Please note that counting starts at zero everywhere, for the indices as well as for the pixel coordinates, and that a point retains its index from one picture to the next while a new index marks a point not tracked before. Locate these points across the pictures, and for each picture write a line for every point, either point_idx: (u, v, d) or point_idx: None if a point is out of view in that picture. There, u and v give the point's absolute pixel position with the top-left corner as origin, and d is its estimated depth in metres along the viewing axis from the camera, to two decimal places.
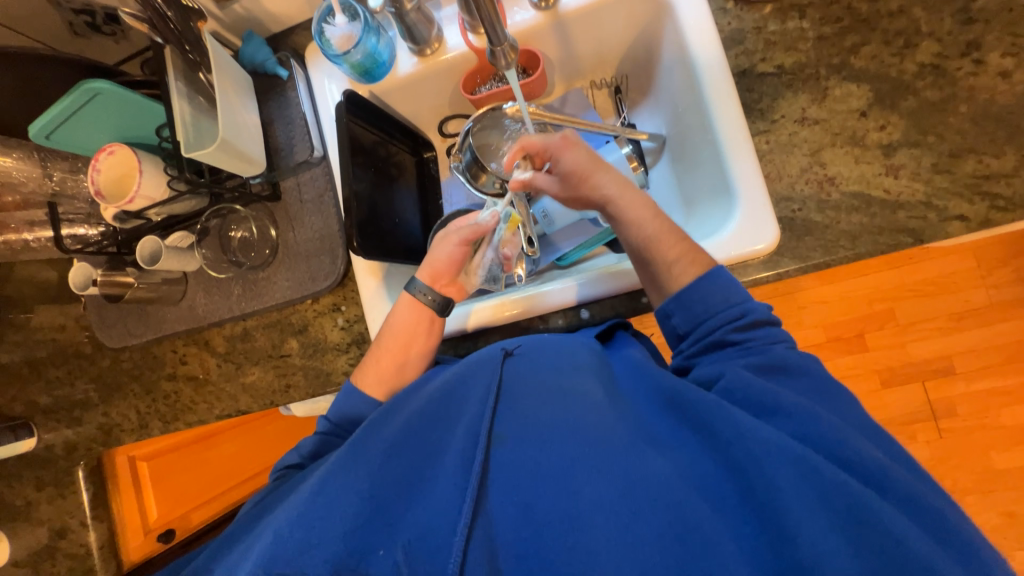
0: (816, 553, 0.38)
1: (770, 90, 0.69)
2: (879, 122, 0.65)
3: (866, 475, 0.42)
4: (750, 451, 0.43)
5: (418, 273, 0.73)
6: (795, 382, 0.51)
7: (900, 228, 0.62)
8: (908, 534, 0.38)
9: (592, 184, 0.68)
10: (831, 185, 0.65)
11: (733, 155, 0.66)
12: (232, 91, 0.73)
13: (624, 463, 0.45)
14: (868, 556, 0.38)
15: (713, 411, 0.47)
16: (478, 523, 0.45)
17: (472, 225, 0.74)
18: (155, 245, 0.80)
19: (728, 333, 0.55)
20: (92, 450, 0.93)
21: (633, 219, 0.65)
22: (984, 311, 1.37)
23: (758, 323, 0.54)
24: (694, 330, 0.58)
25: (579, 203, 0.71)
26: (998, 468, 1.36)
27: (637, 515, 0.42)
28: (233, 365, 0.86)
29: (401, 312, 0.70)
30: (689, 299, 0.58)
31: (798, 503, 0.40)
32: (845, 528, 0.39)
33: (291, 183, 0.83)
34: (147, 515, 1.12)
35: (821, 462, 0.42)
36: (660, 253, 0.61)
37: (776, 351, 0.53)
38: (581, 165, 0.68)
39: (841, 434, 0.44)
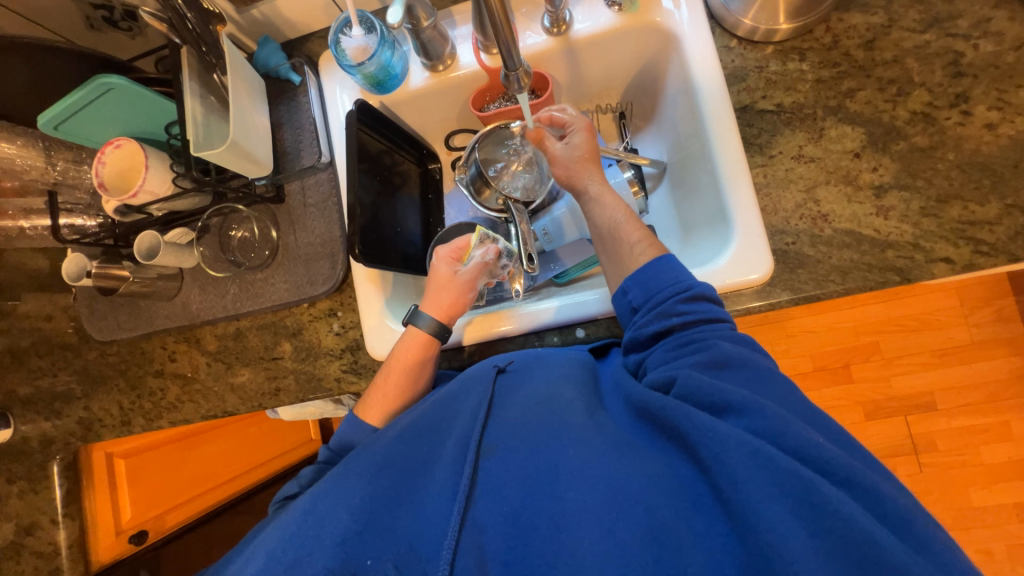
0: (783, 547, 0.37)
1: (769, 127, 0.72)
2: (872, 163, 0.67)
3: (816, 463, 0.40)
4: (716, 448, 0.41)
5: (425, 308, 0.71)
6: (740, 374, 0.48)
7: (888, 266, 0.64)
8: (856, 511, 0.37)
9: (586, 168, 0.72)
10: (824, 222, 0.67)
11: (731, 185, 0.69)
12: (245, 95, 0.74)
13: (603, 466, 0.44)
14: (822, 538, 0.37)
15: (677, 413, 0.45)
16: (466, 530, 0.45)
17: (479, 262, 0.74)
18: (153, 239, 0.80)
19: (677, 305, 0.55)
20: (70, 445, 0.91)
21: (608, 201, 0.68)
22: (965, 349, 1.41)
23: (702, 296, 0.54)
24: (647, 302, 0.57)
25: (562, 179, 0.74)
26: (975, 505, 1.38)
27: (617, 519, 0.41)
28: (222, 365, 0.86)
29: (412, 344, 0.69)
30: (644, 275, 0.58)
31: (775, 517, 0.38)
32: (801, 513, 0.38)
33: (295, 186, 0.83)
34: (120, 515, 1.06)
35: (778, 452, 0.40)
36: (625, 234, 0.64)
37: (720, 346, 0.51)
38: (585, 151, 0.72)
39: (787, 423, 0.42)
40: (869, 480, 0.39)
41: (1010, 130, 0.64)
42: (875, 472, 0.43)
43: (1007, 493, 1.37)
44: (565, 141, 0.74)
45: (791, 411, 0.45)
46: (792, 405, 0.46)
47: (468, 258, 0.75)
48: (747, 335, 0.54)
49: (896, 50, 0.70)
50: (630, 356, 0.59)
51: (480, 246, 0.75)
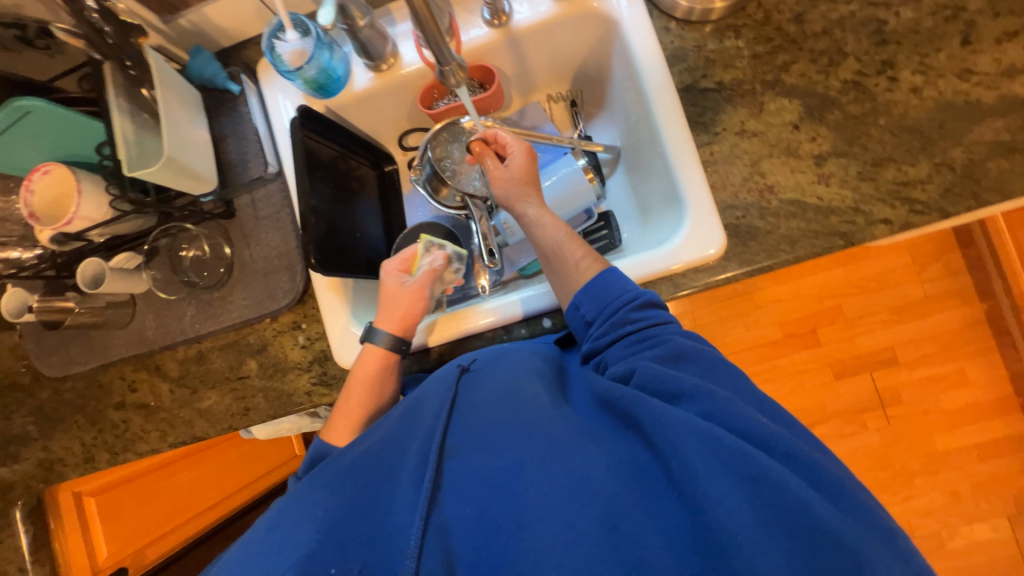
0: (725, 521, 0.38)
1: (712, 105, 0.73)
2: (810, 134, 0.70)
3: (754, 438, 0.42)
4: (669, 432, 0.43)
5: (380, 324, 0.70)
6: (693, 365, 0.50)
7: (833, 231, 0.67)
8: (794, 482, 0.39)
9: (526, 189, 0.71)
10: (771, 193, 0.69)
11: (678, 164, 0.70)
12: (178, 108, 0.71)
13: (565, 459, 0.43)
14: (763, 508, 0.38)
15: (634, 401, 0.46)
16: (429, 533, 0.42)
17: (428, 270, 0.74)
18: (98, 265, 0.77)
19: (630, 313, 0.56)
20: (31, 488, 0.87)
21: (548, 222, 0.68)
22: (920, 304, 1.48)
23: (651, 304, 0.56)
24: (600, 315, 0.57)
25: (501, 198, 0.72)
26: (940, 449, 1.46)
27: (578, 510, 0.41)
28: (187, 390, 0.83)
29: (374, 359, 0.68)
30: (593, 288, 0.58)
31: (719, 491, 0.39)
32: (741, 486, 0.39)
33: (245, 200, 0.81)
34: (96, 555, 1.02)
35: (722, 432, 0.42)
36: (568, 252, 0.64)
37: (675, 340, 0.52)
38: (525, 170, 0.72)
39: (732, 405, 0.44)
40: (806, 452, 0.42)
41: (934, 92, 0.67)
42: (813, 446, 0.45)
43: (965, 435, 1.46)
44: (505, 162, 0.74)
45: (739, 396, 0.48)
46: (739, 390, 0.48)
47: (417, 268, 0.74)
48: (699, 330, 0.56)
49: (825, 22, 0.72)
50: (588, 364, 0.60)
51: (427, 254, 0.75)
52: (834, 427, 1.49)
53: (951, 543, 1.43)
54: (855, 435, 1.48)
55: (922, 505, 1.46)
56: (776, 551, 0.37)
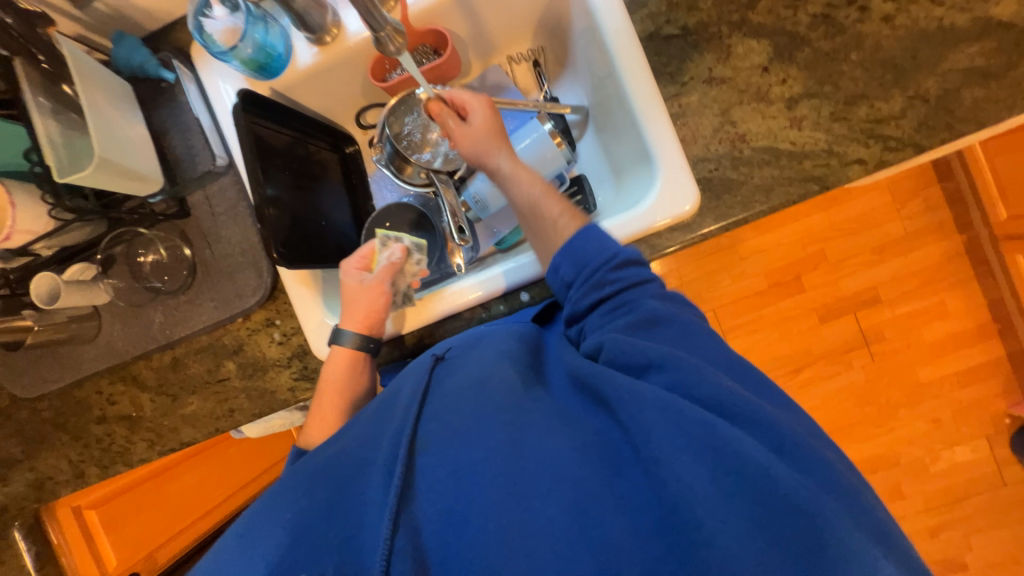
0: (688, 493, 0.39)
1: (677, 53, 0.69)
2: (780, 76, 0.67)
3: (723, 406, 0.42)
4: (633, 408, 0.43)
5: (345, 325, 0.69)
6: (666, 331, 0.50)
7: (807, 176, 0.65)
8: (751, 447, 0.40)
9: (496, 146, 0.67)
10: (743, 142, 0.67)
11: (648, 119, 0.67)
12: (106, 103, 0.66)
13: (530, 445, 0.43)
14: (725, 478, 0.39)
15: (602, 378, 0.46)
16: (399, 533, 0.41)
17: (386, 264, 0.71)
18: (51, 281, 0.73)
19: (607, 274, 0.53)
20: (25, 509, 0.86)
21: (524, 176, 0.65)
22: (901, 241, 1.49)
23: (631, 260, 0.53)
24: (579, 275, 0.54)
25: (473, 159, 0.69)
26: (922, 380, 1.51)
27: (545, 497, 0.40)
28: (168, 398, 0.81)
29: (339, 360, 0.68)
30: (573, 248, 0.55)
31: (684, 464, 0.40)
32: (706, 458, 0.40)
33: (198, 197, 0.77)
34: (107, 564, 1.04)
35: (686, 404, 0.42)
36: (545, 209, 0.62)
37: (649, 304, 0.51)
38: (490, 127, 0.68)
39: (701, 372, 0.44)
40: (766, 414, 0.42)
41: (906, 20, 0.64)
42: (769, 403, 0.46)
43: (946, 364, 1.50)
44: (467, 121, 0.70)
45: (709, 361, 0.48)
46: (707, 353, 0.48)
47: (376, 264, 0.72)
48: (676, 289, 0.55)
49: None
50: (569, 330, 0.57)
51: (385, 249, 0.73)
52: (821, 369, 1.53)
53: (935, 467, 1.50)
54: (841, 374, 1.52)
55: (907, 434, 1.52)
56: (738, 519, 0.38)
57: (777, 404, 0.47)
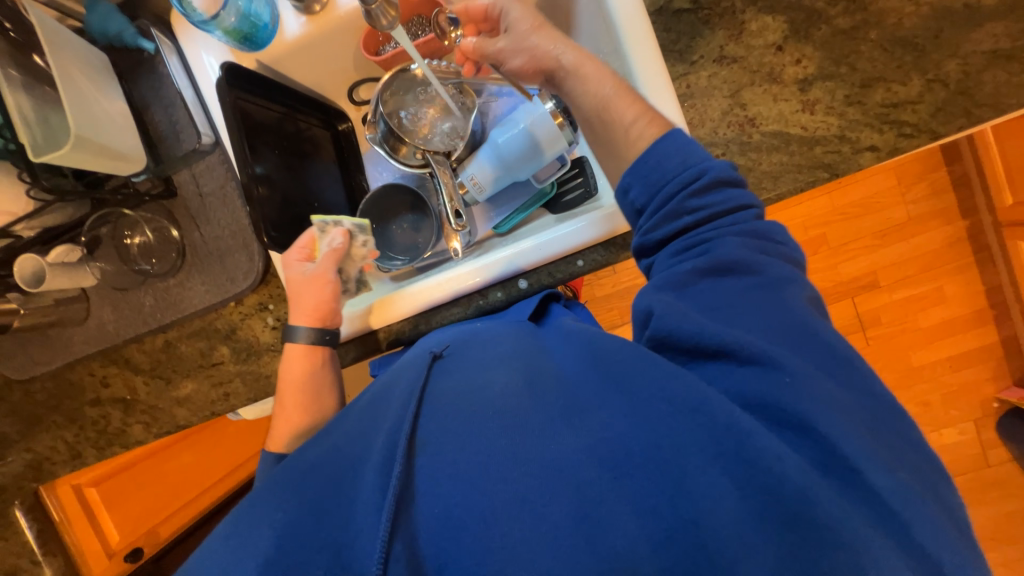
0: (702, 503, 0.37)
1: (687, 29, 0.66)
2: (795, 55, 0.63)
3: (748, 399, 0.41)
4: (661, 408, 0.41)
5: (297, 322, 0.68)
6: (744, 281, 0.45)
7: (817, 163, 0.63)
8: (788, 463, 0.37)
9: (545, 38, 0.59)
10: (752, 126, 0.64)
11: (653, 97, 0.63)
12: (81, 76, 0.62)
13: (540, 447, 0.42)
14: (750, 497, 0.37)
15: (629, 368, 0.45)
16: (398, 537, 0.40)
17: (329, 252, 0.70)
18: (35, 263, 0.70)
19: (685, 203, 0.48)
20: (25, 488, 0.87)
21: (588, 71, 0.56)
22: (904, 226, 1.47)
23: (717, 182, 0.47)
24: (652, 201, 0.50)
25: (528, 67, 0.62)
26: (915, 364, 1.52)
27: (549, 501, 0.39)
28: (162, 381, 0.81)
29: (296, 358, 0.68)
30: (644, 168, 0.50)
31: (699, 472, 0.38)
32: (727, 466, 0.38)
33: (185, 176, 0.74)
34: (108, 539, 1.08)
35: (717, 402, 0.40)
36: (617, 112, 0.54)
37: (729, 247, 0.46)
38: (531, 23, 0.61)
39: (723, 372, 0.43)
40: (822, 424, 0.38)
41: None
42: (848, 396, 0.40)
43: (940, 349, 1.51)
44: (505, 28, 0.64)
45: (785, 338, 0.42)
46: (785, 331, 0.42)
47: (318, 253, 0.70)
48: (775, 227, 0.48)
49: None
50: (640, 261, 0.54)
51: (325, 236, 0.71)
52: None
53: None
54: None
55: None
56: (752, 533, 0.36)
57: (866, 399, 0.41)
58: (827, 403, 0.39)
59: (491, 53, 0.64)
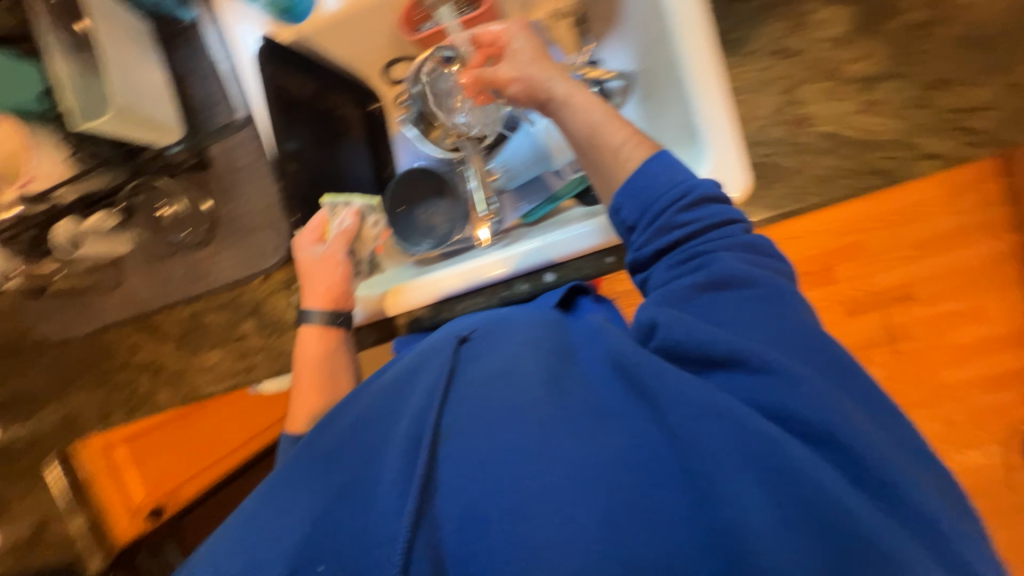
0: (744, 516, 0.35)
1: (744, 18, 0.62)
2: (858, 52, 0.60)
3: (791, 417, 0.38)
4: (684, 414, 0.39)
5: (309, 303, 0.69)
6: (743, 296, 0.44)
7: (872, 169, 0.59)
8: (827, 478, 0.35)
9: (545, 68, 0.61)
10: (804, 126, 0.61)
11: (698, 91, 0.60)
12: (122, 44, 0.62)
13: (561, 447, 0.41)
14: (791, 508, 0.35)
15: (650, 370, 0.42)
16: (420, 532, 0.41)
17: (339, 233, 0.70)
18: (72, 229, 0.71)
19: (676, 216, 0.50)
20: (57, 444, 0.90)
21: (579, 101, 0.59)
22: (948, 237, 1.40)
23: (705, 199, 0.49)
24: (643, 218, 0.52)
25: (522, 94, 0.63)
26: (944, 382, 1.47)
27: (575, 504, 0.38)
28: (189, 351, 0.82)
29: (309, 341, 0.69)
30: (635, 186, 0.52)
31: (737, 484, 0.36)
32: (771, 482, 0.35)
33: (218, 149, 0.74)
34: (131, 496, 1.12)
35: (746, 414, 0.37)
36: (607, 137, 0.56)
37: (726, 262, 0.46)
38: (534, 49, 0.63)
39: (769, 380, 0.39)
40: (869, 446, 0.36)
41: None
42: (870, 421, 0.39)
43: (972, 368, 1.46)
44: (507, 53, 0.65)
45: (801, 359, 0.41)
46: (795, 342, 0.42)
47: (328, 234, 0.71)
48: (764, 240, 0.49)
49: None
50: (634, 276, 0.55)
51: (335, 217, 0.71)
52: None
53: None
54: None
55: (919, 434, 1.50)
56: (795, 551, 0.34)
57: (889, 420, 0.40)
58: (846, 415, 0.37)
59: (489, 77, 0.65)
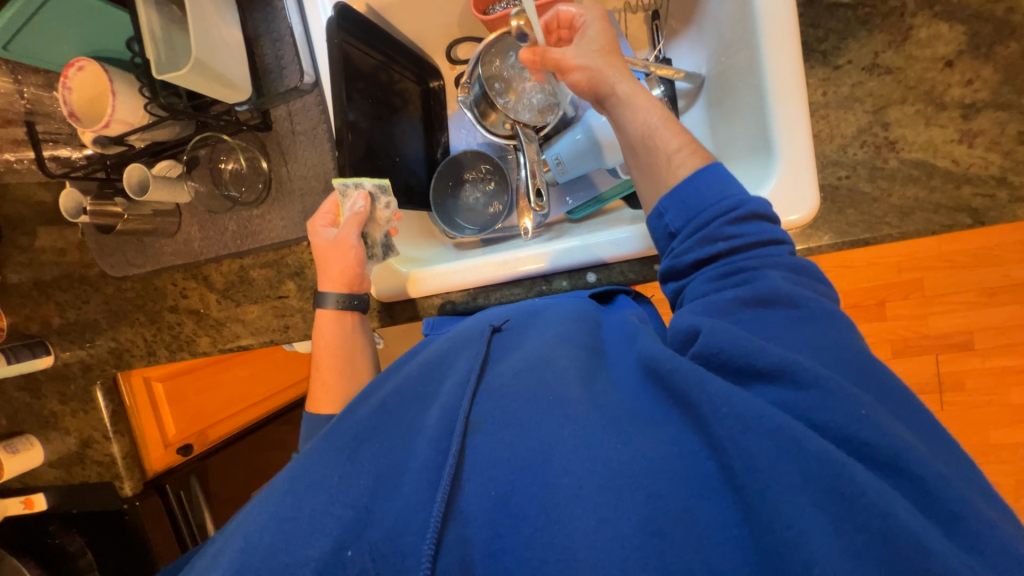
0: (802, 542, 0.32)
1: (840, 27, 0.58)
2: (966, 75, 0.54)
3: (850, 443, 0.36)
4: (732, 427, 0.36)
5: (324, 287, 0.69)
6: (786, 315, 0.43)
7: (961, 206, 0.54)
8: (894, 504, 0.33)
9: (611, 63, 0.59)
10: (891, 150, 0.56)
11: (777, 101, 0.57)
12: (207, 1, 0.64)
13: (601, 445, 0.39)
14: (848, 532, 0.33)
15: (690, 378, 0.39)
16: (450, 522, 0.40)
17: (350, 216, 0.67)
18: (142, 173, 0.75)
19: (722, 229, 0.48)
20: (107, 371, 0.97)
21: (639, 101, 0.56)
22: (1022, 288, 1.29)
23: (755, 216, 0.47)
24: (687, 226, 0.50)
25: (584, 83, 0.60)
26: (992, 442, 1.37)
27: (616, 506, 0.36)
28: (232, 303, 0.86)
29: (326, 325, 0.69)
30: (684, 193, 0.50)
31: (792, 504, 0.33)
32: (827, 505, 0.33)
33: (282, 112, 0.76)
34: (166, 429, 1.12)
35: (804, 433, 0.35)
36: (661, 141, 0.54)
37: (771, 279, 0.44)
38: (605, 41, 0.61)
39: (829, 399, 0.37)
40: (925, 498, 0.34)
41: None
42: (941, 463, 0.37)
43: None
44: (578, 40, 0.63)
45: (857, 383, 0.39)
46: (842, 362, 0.40)
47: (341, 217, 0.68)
48: (811, 263, 0.47)
49: None
50: (666, 285, 0.54)
51: (347, 200, 0.68)
52: None
53: None
54: None
55: None
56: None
57: (955, 465, 0.37)
58: (909, 446, 0.35)
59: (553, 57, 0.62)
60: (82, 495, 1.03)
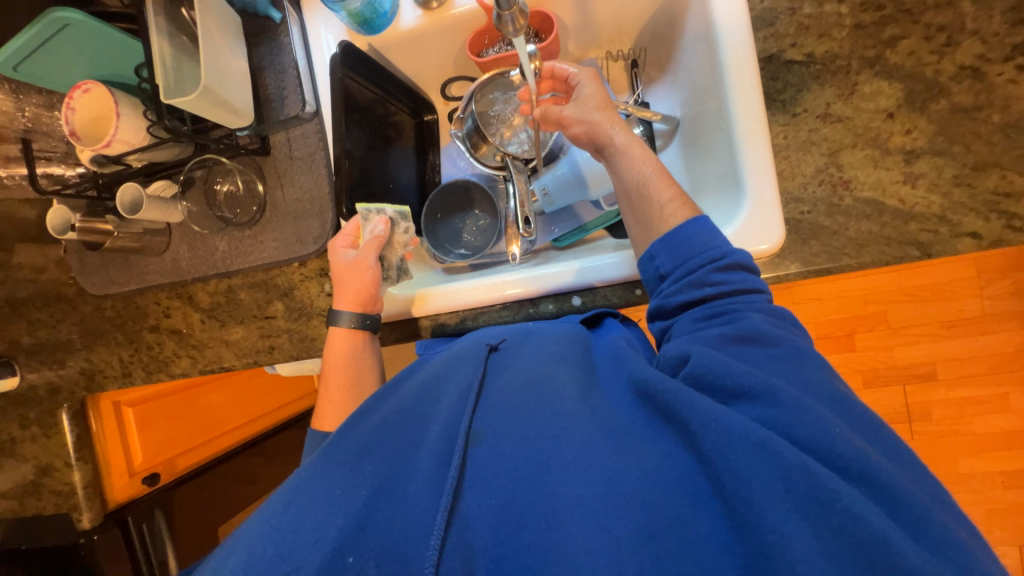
0: (785, 543, 0.34)
1: (796, 80, 0.65)
2: (905, 125, 0.61)
3: (823, 454, 0.38)
4: (718, 440, 0.38)
5: (340, 305, 0.69)
6: (766, 351, 0.46)
7: (909, 240, 0.60)
8: (865, 508, 0.34)
9: (609, 117, 0.64)
10: (846, 189, 0.62)
11: (746, 147, 0.63)
12: (217, 33, 0.68)
13: (597, 456, 0.41)
14: (825, 535, 0.34)
15: (679, 397, 0.42)
16: (451, 529, 0.40)
17: (371, 238, 0.70)
18: (135, 192, 0.76)
19: (708, 275, 0.51)
20: (75, 395, 0.93)
21: (636, 152, 0.61)
22: (975, 321, 1.37)
23: (739, 265, 0.51)
24: (677, 270, 0.54)
25: (583, 135, 0.66)
26: (961, 471, 1.41)
27: (612, 514, 0.38)
28: (217, 323, 0.85)
29: (339, 343, 0.69)
30: (675, 239, 0.54)
31: (778, 509, 0.35)
32: (809, 510, 0.35)
33: (280, 138, 0.79)
34: (132, 457, 1.06)
35: (784, 445, 0.37)
36: (655, 192, 0.58)
37: (752, 319, 0.48)
38: (599, 98, 0.66)
39: (803, 411, 0.39)
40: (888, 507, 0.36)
41: None
42: (909, 478, 0.39)
43: (993, 461, 1.39)
44: (576, 98, 0.68)
45: (826, 403, 0.42)
46: (814, 388, 0.43)
47: (361, 240, 0.71)
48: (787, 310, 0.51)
49: None
50: (654, 323, 0.57)
51: (368, 223, 0.71)
52: None
53: None
54: None
55: None
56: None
57: (919, 479, 0.40)
58: (876, 460, 0.37)
59: (555, 114, 0.68)
60: (34, 528, 0.96)
